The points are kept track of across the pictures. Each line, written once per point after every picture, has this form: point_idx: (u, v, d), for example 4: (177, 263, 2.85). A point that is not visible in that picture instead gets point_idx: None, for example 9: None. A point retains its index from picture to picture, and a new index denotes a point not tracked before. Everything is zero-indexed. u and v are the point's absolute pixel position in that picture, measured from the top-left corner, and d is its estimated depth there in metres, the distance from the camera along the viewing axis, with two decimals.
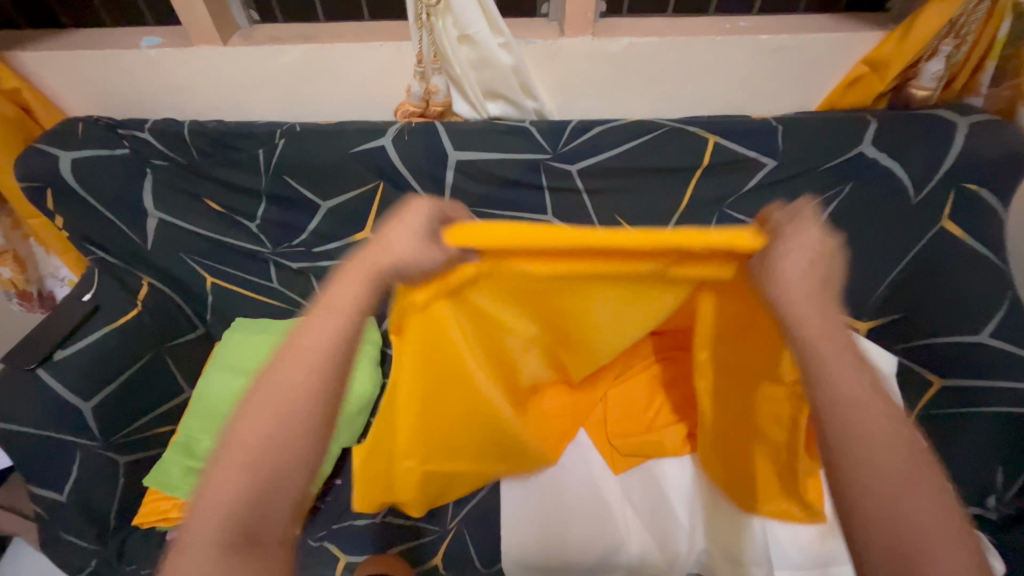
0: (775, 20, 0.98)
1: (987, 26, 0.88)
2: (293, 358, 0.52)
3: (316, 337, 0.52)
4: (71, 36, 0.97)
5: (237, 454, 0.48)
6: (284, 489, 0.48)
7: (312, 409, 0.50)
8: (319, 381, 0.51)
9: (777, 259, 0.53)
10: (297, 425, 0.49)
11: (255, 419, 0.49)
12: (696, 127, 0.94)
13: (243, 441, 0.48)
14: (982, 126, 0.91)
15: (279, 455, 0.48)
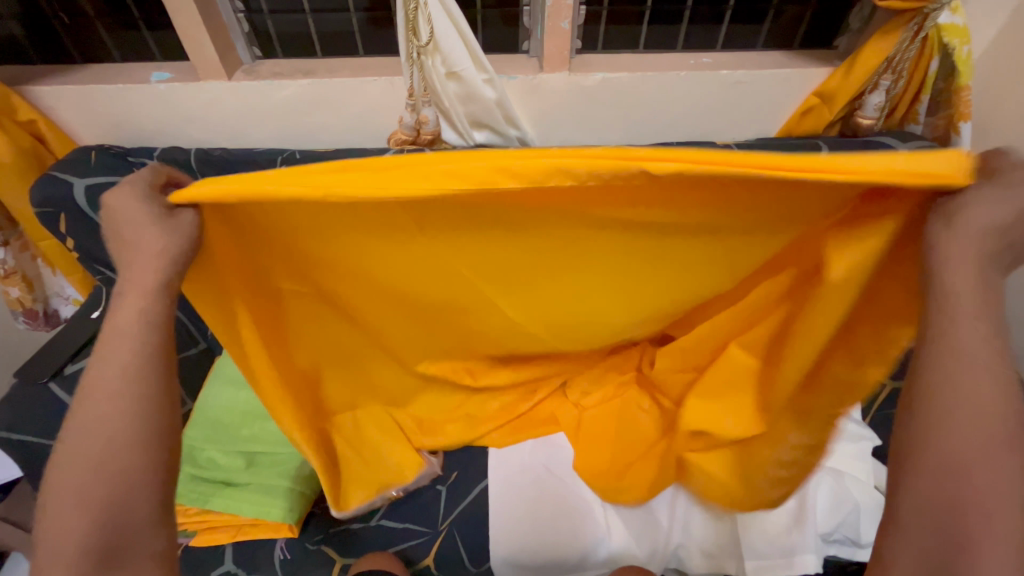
0: (734, 56, 1.08)
1: (919, 64, 0.99)
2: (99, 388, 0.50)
3: (117, 356, 0.50)
4: (85, 72, 1.04)
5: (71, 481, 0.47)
6: (128, 511, 0.48)
7: (133, 426, 0.49)
8: (133, 400, 0.49)
9: (947, 238, 0.45)
10: (115, 451, 0.48)
11: (76, 454, 0.48)
12: (665, 153, 1.03)
13: (66, 481, 0.48)
14: (919, 153, 1.01)
15: (115, 483, 0.48)
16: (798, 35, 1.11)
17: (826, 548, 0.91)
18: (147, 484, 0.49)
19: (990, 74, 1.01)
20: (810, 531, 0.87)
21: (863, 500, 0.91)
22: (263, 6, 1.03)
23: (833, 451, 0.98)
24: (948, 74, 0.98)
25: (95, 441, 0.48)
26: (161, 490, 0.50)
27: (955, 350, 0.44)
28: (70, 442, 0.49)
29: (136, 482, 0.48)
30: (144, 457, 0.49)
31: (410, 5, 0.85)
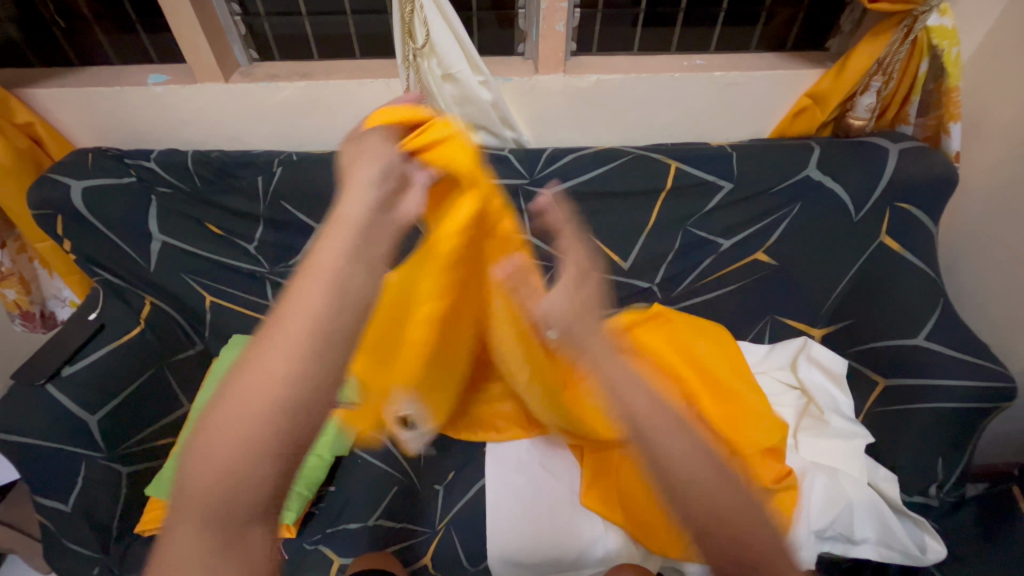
0: (727, 58, 1.09)
1: (911, 64, 1.00)
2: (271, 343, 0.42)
3: (316, 300, 0.44)
4: (82, 74, 1.05)
5: (217, 436, 0.39)
6: (252, 493, 0.38)
7: (291, 398, 0.40)
8: (309, 361, 0.42)
9: (560, 293, 0.63)
10: (288, 412, 0.40)
11: (225, 417, 0.40)
12: (659, 154, 1.04)
13: (214, 446, 0.39)
14: (909, 153, 1.02)
15: (266, 459, 0.39)
16: (790, 36, 1.12)
17: (819, 546, 0.92)
18: (275, 470, 0.39)
19: (978, 75, 1.02)
20: (802, 528, 0.89)
21: (855, 497, 0.92)
22: (260, 9, 1.04)
23: (826, 449, 0.99)
24: (938, 75, 0.99)
25: (246, 403, 0.40)
26: (289, 461, 0.40)
27: (603, 408, 0.50)
28: (221, 408, 0.40)
29: (268, 464, 0.39)
30: (290, 438, 0.40)
31: (406, 8, 0.87)
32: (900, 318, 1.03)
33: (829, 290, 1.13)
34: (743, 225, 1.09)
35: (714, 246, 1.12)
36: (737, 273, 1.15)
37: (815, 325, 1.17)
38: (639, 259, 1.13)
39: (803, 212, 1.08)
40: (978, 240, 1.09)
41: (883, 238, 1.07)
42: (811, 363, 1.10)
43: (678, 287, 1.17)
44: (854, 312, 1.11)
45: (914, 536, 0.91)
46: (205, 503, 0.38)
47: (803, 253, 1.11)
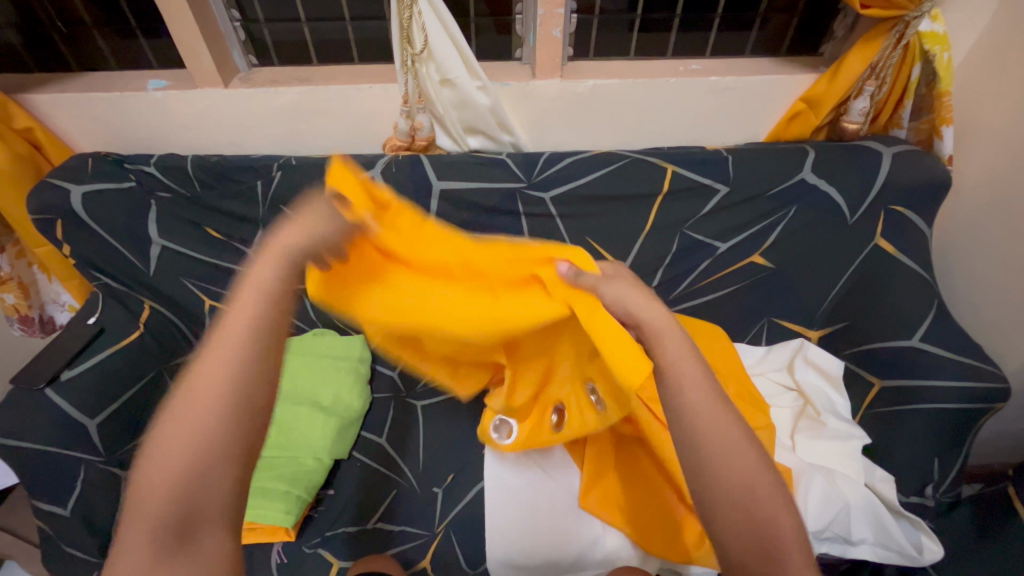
0: (722, 63, 1.11)
1: (903, 69, 1.01)
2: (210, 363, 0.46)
3: (244, 300, 0.48)
4: (81, 80, 1.05)
5: (168, 438, 0.44)
6: (193, 498, 0.43)
7: (222, 413, 0.44)
8: (246, 362, 0.46)
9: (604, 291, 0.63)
10: (216, 417, 0.44)
11: (174, 424, 0.44)
12: (655, 158, 1.05)
13: (164, 457, 0.43)
14: (903, 156, 1.03)
15: (204, 456, 0.43)
16: (784, 41, 1.14)
17: (818, 546, 0.92)
18: (227, 476, 0.44)
19: (969, 80, 1.04)
20: None
21: (852, 498, 0.92)
22: (259, 15, 1.05)
23: (823, 449, 0.99)
24: (930, 80, 1.02)
25: (179, 418, 0.44)
26: (234, 471, 0.45)
27: (696, 423, 0.50)
28: (169, 422, 0.44)
29: (206, 475, 0.43)
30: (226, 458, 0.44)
31: (405, 14, 0.88)
32: (895, 320, 1.04)
33: (824, 292, 1.14)
34: (739, 229, 1.10)
35: (710, 249, 1.13)
36: (733, 276, 1.16)
37: (811, 327, 1.17)
38: (637, 262, 1.14)
39: (798, 215, 1.09)
40: (972, 242, 1.10)
41: (877, 240, 1.08)
42: (807, 364, 1.11)
43: (675, 289, 1.18)
44: (849, 313, 1.12)
45: (911, 537, 0.92)
46: (154, 508, 0.43)
47: (798, 255, 1.12)
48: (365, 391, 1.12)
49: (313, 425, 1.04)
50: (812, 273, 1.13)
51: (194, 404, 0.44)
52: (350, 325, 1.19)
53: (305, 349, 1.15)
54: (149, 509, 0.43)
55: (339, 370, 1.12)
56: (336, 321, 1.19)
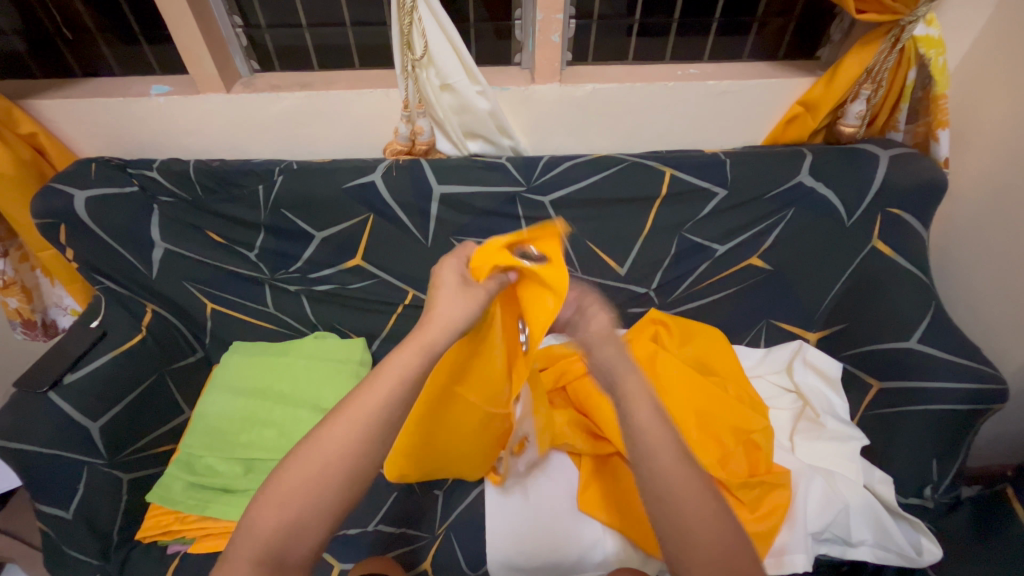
0: (720, 67, 1.12)
1: (899, 72, 1.02)
2: (335, 436, 0.54)
3: (383, 385, 0.56)
4: (85, 86, 1.06)
5: (292, 482, 0.52)
6: (292, 550, 0.51)
7: (333, 488, 0.52)
8: (364, 443, 0.54)
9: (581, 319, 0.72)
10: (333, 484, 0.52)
11: (297, 477, 0.52)
12: (654, 161, 1.05)
13: (279, 504, 0.52)
14: (899, 158, 1.04)
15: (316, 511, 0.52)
16: (782, 45, 1.15)
17: (818, 547, 0.93)
18: (322, 529, 0.52)
19: (965, 83, 1.05)
20: (800, 531, 0.89)
21: (851, 499, 0.93)
22: (261, 21, 1.06)
23: (822, 451, 1.00)
24: (926, 84, 1.03)
25: (301, 476, 0.52)
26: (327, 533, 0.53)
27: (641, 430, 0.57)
28: (293, 473, 0.53)
29: (312, 538, 0.52)
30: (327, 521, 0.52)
31: (405, 20, 0.89)
32: (893, 322, 1.04)
33: (823, 294, 1.14)
34: (736, 232, 1.11)
35: (709, 252, 1.13)
36: (732, 278, 1.16)
37: (810, 329, 1.18)
38: (636, 264, 1.15)
39: (795, 218, 1.09)
40: (969, 244, 1.11)
41: (874, 243, 1.08)
42: (806, 366, 1.12)
43: (674, 292, 1.19)
44: (848, 316, 1.12)
45: (910, 538, 0.92)
46: (262, 546, 0.51)
47: (796, 257, 1.13)
48: None
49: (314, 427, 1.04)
50: (810, 275, 1.14)
51: (317, 468, 0.53)
52: (350, 328, 1.20)
53: (306, 351, 1.15)
54: (262, 536, 0.51)
55: (340, 372, 1.11)
56: (337, 325, 1.19)
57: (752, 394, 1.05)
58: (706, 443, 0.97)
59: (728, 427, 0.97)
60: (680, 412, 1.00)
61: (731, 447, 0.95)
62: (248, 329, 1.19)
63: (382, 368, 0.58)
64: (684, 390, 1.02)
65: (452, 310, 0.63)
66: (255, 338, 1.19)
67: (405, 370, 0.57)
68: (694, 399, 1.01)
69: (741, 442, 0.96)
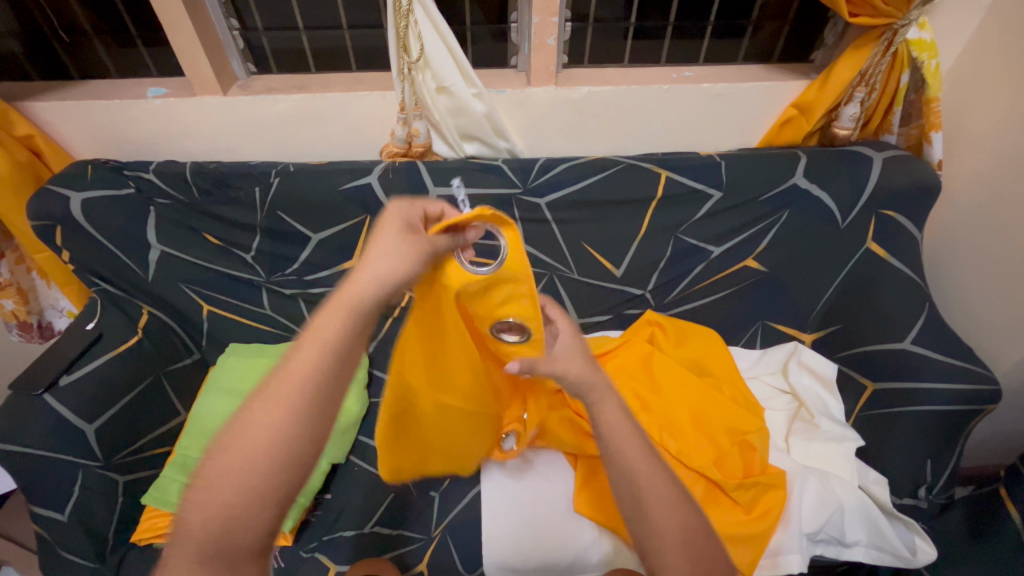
0: (714, 70, 1.12)
1: (891, 76, 1.03)
2: (255, 420, 0.47)
3: (311, 344, 0.49)
4: (81, 87, 1.06)
5: (223, 470, 0.45)
6: (236, 542, 0.45)
7: (267, 472, 0.46)
8: (304, 406, 0.48)
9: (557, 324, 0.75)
10: (275, 464, 0.46)
11: (226, 461, 0.45)
12: (649, 163, 1.06)
13: (210, 504, 0.44)
14: (893, 161, 1.05)
15: (258, 493, 0.45)
16: (776, 49, 1.15)
17: (812, 548, 0.93)
18: (270, 511, 0.46)
19: (957, 85, 1.06)
20: (795, 531, 0.90)
21: (845, 499, 0.93)
22: (258, 24, 1.06)
23: (817, 452, 1.00)
24: (918, 87, 1.04)
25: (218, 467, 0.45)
26: (273, 520, 0.47)
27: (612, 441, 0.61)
28: (223, 457, 0.46)
29: (260, 527, 0.46)
30: (265, 507, 0.46)
31: (400, 23, 0.89)
32: (887, 323, 1.05)
33: (817, 295, 1.15)
34: (731, 234, 1.11)
35: (704, 253, 1.14)
36: (727, 280, 1.17)
37: (805, 330, 1.18)
38: (631, 266, 1.15)
39: (790, 220, 1.10)
40: (962, 245, 1.11)
41: (868, 244, 1.09)
42: (801, 367, 1.12)
43: (670, 293, 1.19)
44: (842, 317, 1.13)
45: (904, 538, 0.92)
46: (201, 548, 0.44)
47: (791, 259, 1.13)
48: (363, 395, 1.12)
49: None
50: (804, 277, 1.14)
51: (246, 458, 0.46)
52: None
53: None
54: (197, 532, 0.44)
55: None
56: None
57: (747, 393, 1.06)
58: (703, 440, 0.97)
59: (725, 427, 0.97)
60: (678, 408, 1.00)
61: (725, 446, 0.96)
62: (244, 331, 1.18)
63: (299, 347, 0.50)
64: (681, 387, 1.03)
65: (358, 287, 0.53)
66: (251, 340, 1.19)
67: (318, 349, 0.50)
68: (690, 398, 1.01)
69: (736, 442, 0.96)
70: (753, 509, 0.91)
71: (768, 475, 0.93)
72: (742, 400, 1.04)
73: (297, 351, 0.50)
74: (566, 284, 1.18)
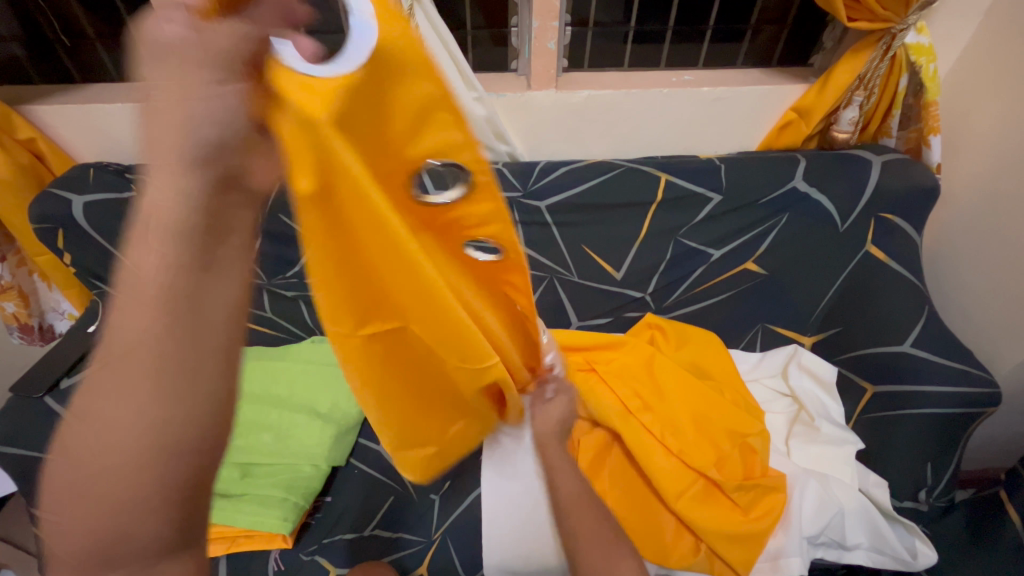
0: (714, 74, 1.13)
1: (890, 81, 1.03)
2: (121, 362, 0.34)
3: (146, 269, 0.34)
4: (83, 91, 1.07)
5: (85, 451, 0.34)
6: (140, 528, 0.35)
7: (149, 411, 0.34)
8: (174, 350, 0.34)
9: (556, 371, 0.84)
10: (142, 436, 0.33)
11: (85, 438, 0.34)
12: (648, 167, 1.07)
13: (99, 472, 0.33)
14: (891, 164, 1.05)
15: (135, 477, 0.34)
16: (776, 52, 1.16)
17: (813, 551, 0.93)
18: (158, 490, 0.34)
19: (955, 89, 1.06)
20: (795, 534, 0.89)
21: (845, 502, 0.93)
22: None
23: (817, 454, 1.00)
24: (917, 90, 1.04)
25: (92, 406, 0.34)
26: (171, 505, 0.35)
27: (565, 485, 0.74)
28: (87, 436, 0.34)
29: (162, 512, 0.35)
30: (170, 461, 0.35)
31: None
32: (886, 326, 1.05)
33: (817, 298, 1.15)
34: (730, 237, 1.12)
35: (704, 256, 1.14)
36: (727, 283, 1.17)
37: (805, 333, 1.18)
38: (632, 269, 1.15)
39: (789, 223, 1.10)
40: (962, 248, 1.12)
41: (867, 248, 1.09)
42: (801, 370, 1.11)
43: (670, 296, 1.19)
44: (842, 320, 1.13)
45: (904, 541, 0.92)
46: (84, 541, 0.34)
47: (790, 262, 1.14)
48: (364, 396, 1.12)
49: (310, 432, 1.05)
50: (803, 280, 1.15)
51: (123, 409, 0.34)
52: None
53: (302, 355, 1.16)
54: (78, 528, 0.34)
55: (336, 376, 1.12)
56: None
57: (748, 397, 1.06)
58: (705, 441, 0.97)
59: (726, 429, 0.98)
60: (683, 410, 1.01)
61: (725, 447, 0.96)
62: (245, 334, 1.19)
63: (134, 245, 0.34)
64: (685, 388, 1.04)
65: (164, 182, 0.34)
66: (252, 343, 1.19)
67: (158, 289, 0.34)
68: (692, 399, 1.02)
69: (737, 444, 0.96)
70: (750, 506, 0.91)
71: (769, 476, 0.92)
72: (741, 403, 1.04)
73: (139, 267, 0.34)
74: (567, 287, 1.18)
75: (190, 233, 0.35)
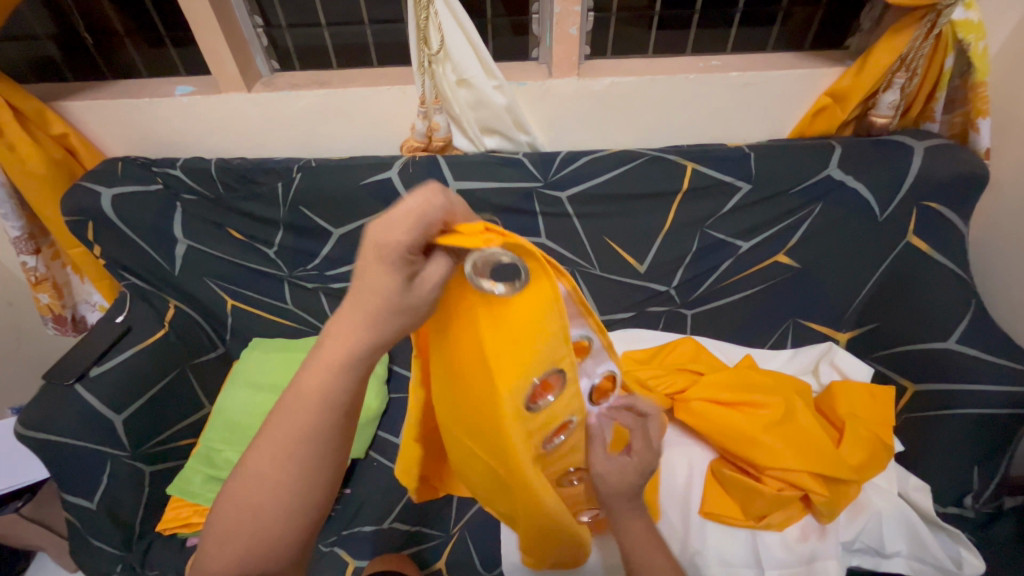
0: (743, 58, 1.08)
1: (935, 60, 0.97)
2: (294, 398, 0.43)
3: (291, 417, 0.43)
4: (110, 86, 1.09)
5: (288, 411, 0.43)
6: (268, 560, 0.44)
7: (321, 431, 0.43)
8: (314, 424, 0.43)
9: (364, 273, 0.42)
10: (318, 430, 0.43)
11: (273, 442, 0.43)
12: (674, 155, 1.02)
13: (218, 549, 0.43)
14: (937, 149, 0.99)
15: (313, 433, 0.43)
16: (808, 35, 1.11)
17: (849, 558, 0.89)
18: (318, 465, 0.44)
19: (1006, 70, 0.99)
20: (832, 539, 0.87)
21: (885, 507, 0.89)
22: (282, 21, 1.08)
23: None
24: (964, 70, 0.98)
25: (281, 464, 0.43)
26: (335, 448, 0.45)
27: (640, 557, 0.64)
28: (264, 454, 0.43)
29: (303, 508, 0.44)
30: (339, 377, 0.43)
31: (421, 15, 0.88)
32: (928, 321, 1.00)
33: (853, 293, 1.10)
34: (762, 227, 1.07)
35: (732, 248, 1.10)
36: (756, 277, 1.13)
37: (840, 329, 1.13)
38: (655, 263, 1.12)
39: (824, 213, 1.05)
40: (1013, 238, 1.05)
41: (909, 239, 1.04)
42: (834, 370, 1.07)
43: (696, 291, 1.15)
44: (878, 315, 1.08)
45: (947, 549, 0.88)
46: (292, 445, 0.43)
47: (824, 256, 1.09)
48: (376, 395, 1.11)
49: None
50: (836, 273, 1.10)
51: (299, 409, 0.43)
52: None
53: None
54: (280, 443, 0.43)
55: None
56: None
57: (848, 407, 0.96)
58: (785, 457, 0.88)
59: (811, 464, 0.87)
60: (753, 423, 0.91)
61: (804, 475, 0.87)
62: (268, 327, 1.21)
63: (306, 369, 0.43)
64: (747, 406, 0.94)
65: (352, 335, 0.43)
66: (273, 336, 1.21)
67: (327, 366, 0.43)
68: (760, 417, 0.92)
69: (816, 446, 0.89)
70: (751, 505, 0.88)
71: (840, 489, 0.87)
72: (805, 400, 0.99)
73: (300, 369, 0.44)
74: (588, 280, 1.15)
75: (404, 324, 0.44)
